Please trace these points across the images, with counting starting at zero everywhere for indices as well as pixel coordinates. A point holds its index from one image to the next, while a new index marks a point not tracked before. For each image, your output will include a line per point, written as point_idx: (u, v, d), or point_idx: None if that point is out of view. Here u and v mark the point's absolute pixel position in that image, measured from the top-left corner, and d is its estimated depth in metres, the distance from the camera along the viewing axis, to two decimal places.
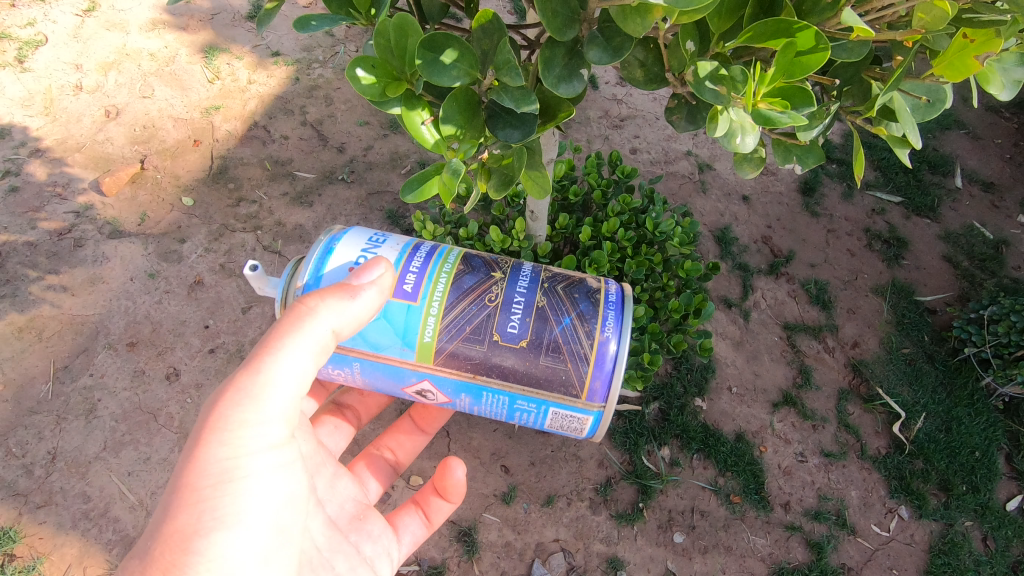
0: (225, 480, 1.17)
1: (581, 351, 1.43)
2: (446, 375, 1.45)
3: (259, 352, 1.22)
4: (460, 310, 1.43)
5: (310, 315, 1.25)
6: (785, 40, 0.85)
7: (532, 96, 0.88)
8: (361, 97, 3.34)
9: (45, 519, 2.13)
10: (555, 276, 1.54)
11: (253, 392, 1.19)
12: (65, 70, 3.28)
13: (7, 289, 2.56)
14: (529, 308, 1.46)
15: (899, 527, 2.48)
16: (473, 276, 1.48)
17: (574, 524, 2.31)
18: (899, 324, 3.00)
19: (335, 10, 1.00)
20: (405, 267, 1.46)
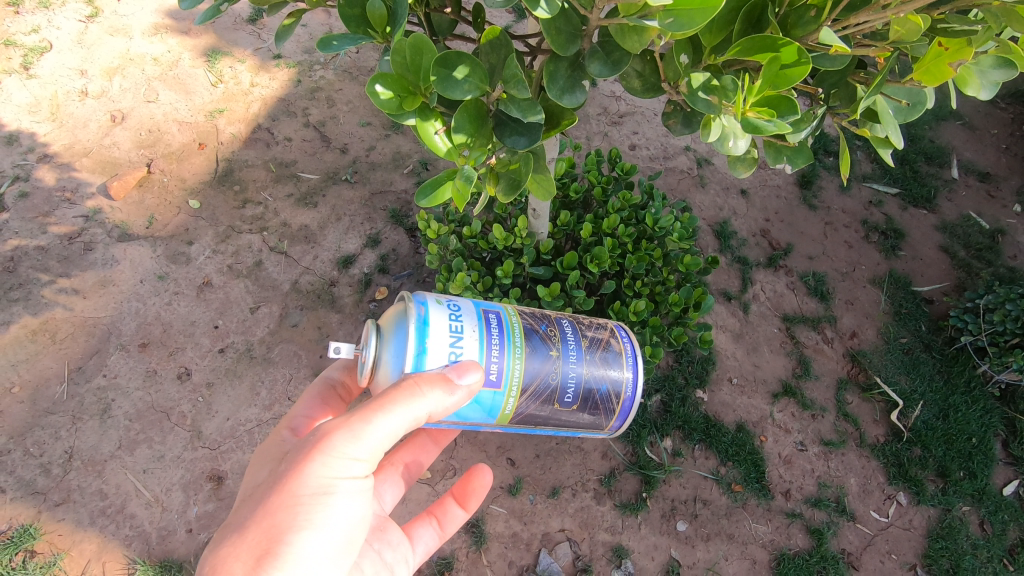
0: (318, 499, 1.20)
1: (611, 404, 1.60)
2: (514, 428, 1.57)
3: (373, 404, 1.24)
4: (534, 386, 1.48)
5: (420, 394, 1.25)
6: (771, 55, 0.90)
7: (539, 107, 0.93)
8: (363, 98, 3.39)
9: (64, 516, 2.19)
10: (590, 336, 1.60)
11: (359, 432, 1.23)
12: (71, 76, 3.33)
13: (19, 293, 2.61)
14: (580, 373, 1.54)
15: (898, 512, 2.53)
16: (539, 351, 1.49)
17: (579, 514, 2.37)
18: (897, 314, 3.05)
19: (353, 29, 1.05)
20: (488, 353, 1.41)
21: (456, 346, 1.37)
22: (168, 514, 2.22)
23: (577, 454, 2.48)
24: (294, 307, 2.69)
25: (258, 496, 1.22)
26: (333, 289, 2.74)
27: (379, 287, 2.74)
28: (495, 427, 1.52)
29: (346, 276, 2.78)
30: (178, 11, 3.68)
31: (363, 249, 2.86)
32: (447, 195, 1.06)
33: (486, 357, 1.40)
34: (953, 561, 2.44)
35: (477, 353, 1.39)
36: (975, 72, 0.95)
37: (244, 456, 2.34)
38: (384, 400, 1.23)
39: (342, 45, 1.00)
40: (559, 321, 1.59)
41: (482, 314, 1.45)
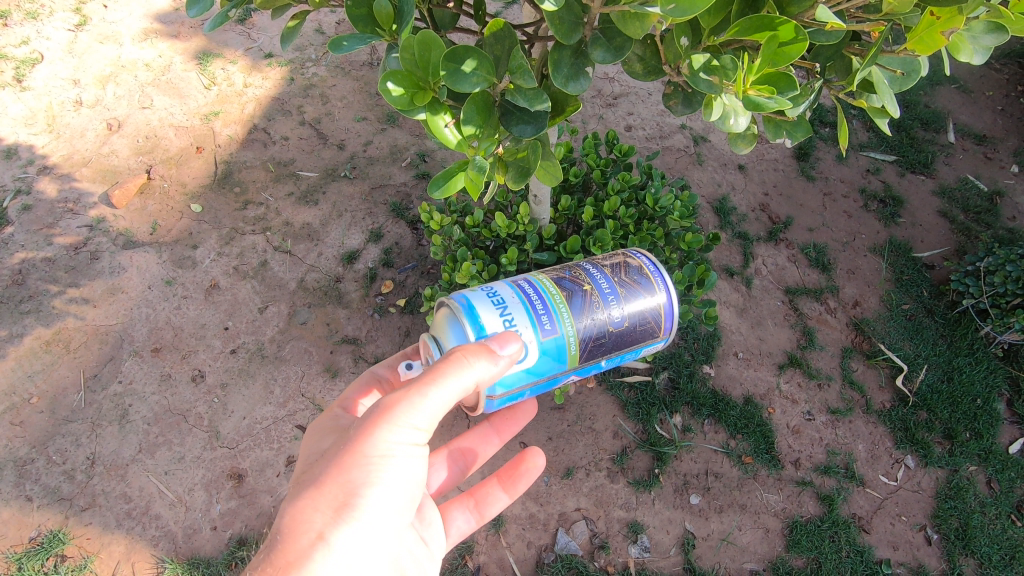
0: (383, 460, 1.29)
1: (655, 309, 1.62)
2: (585, 369, 1.58)
3: (428, 377, 1.29)
4: (588, 320, 1.52)
5: (467, 367, 1.29)
6: (769, 34, 0.91)
7: (544, 95, 0.94)
8: (357, 93, 3.39)
9: (91, 520, 2.23)
10: (609, 266, 1.65)
11: (418, 400, 1.29)
12: (64, 86, 3.33)
13: (30, 305, 2.64)
14: (617, 295, 1.58)
15: (906, 475, 2.58)
16: (576, 291, 1.54)
17: (594, 493, 2.41)
18: (898, 281, 3.07)
19: (361, 29, 1.06)
20: (531, 309, 1.47)
21: (504, 317, 1.43)
22: (193, 513, 2.26)
23: (588, 435, 2.53)
24: (301, 305, 2.71)
25: (328, 456, 1.32)
26: (339, 285, 2.77)
27: (385, 281, 2.77)
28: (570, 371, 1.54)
29: (351, 271, 2.80)
30: (166, 14, 3.67)
31: (366, 244, 2.88)
32: (460, 185, 1.08)
33: (533, 311, 1.46)
34: (962, 520, 2.48)
35: (525, 317, 1.45)
36: (967, 39, 0.97)
37: (262, 453, 2.39)
38: (439, 372, 1.29)
39: (353, 45, 1.01)
40: (583, 265, 1.65)
41: (515, 284, 1.52)
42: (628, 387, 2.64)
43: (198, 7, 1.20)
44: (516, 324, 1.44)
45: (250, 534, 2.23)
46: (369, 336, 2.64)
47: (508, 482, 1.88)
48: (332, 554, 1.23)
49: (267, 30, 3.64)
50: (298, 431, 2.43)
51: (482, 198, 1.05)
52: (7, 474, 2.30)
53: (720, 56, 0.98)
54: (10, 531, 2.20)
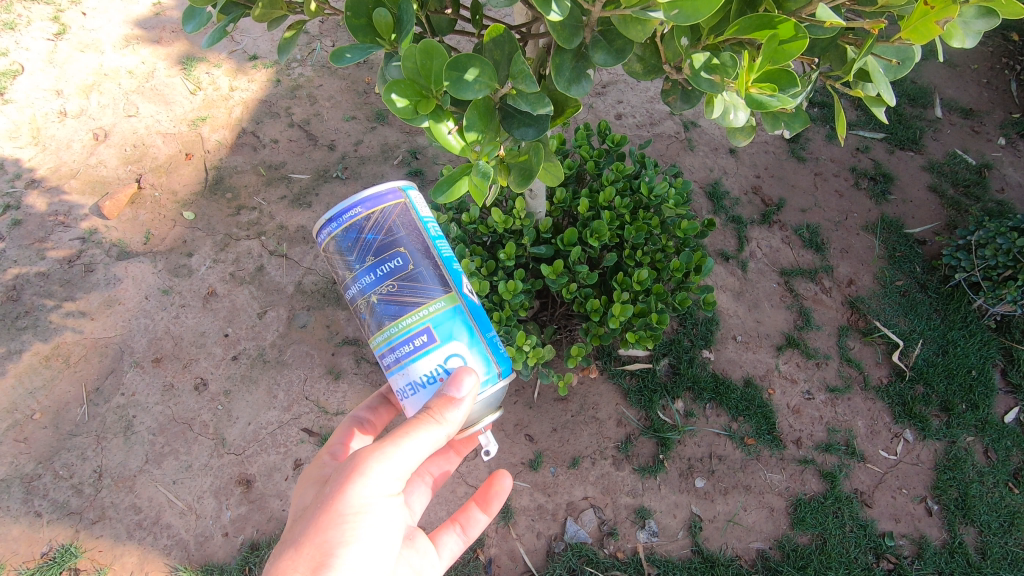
0: (356, 518, 1.27)
1: (377, 216, 1.36)
2: (454, 274, 1.42)
3: (399, 429, 1.29)
4: (430, 283, 1.36)
5: (437, 422, 1.28)
6: (769, 32, 0.92)
7: (547, 99, 0.96)
8: (345, 92, 3.38)
9: (101, 533, 2.23)
10: (359, 264, 1.36)
11: (390, 451, 1.28)
12: (47, 98, 3.28)
13: (27, 321, 2.62)
14: (381, 251, 1.35)
15: (905, 449, 2.62)
16: (385, 306, 1.35)
17: (601, 481, 2.44)
18: (891, 257, 3.11)
19: (361, 39, 1.06)
20: (421, 349, 1.34)
21: (443, 358, 1.35)
22: (203, 520, 2.27)
23: (592, 424, 2.55)
24: (300, 308, 2.71)
25: (306, 516, 1.30)
26: (337, 287, 2.77)
27: None
28: (462, 301, 1.39)
29: None
30: (146, 19, 3.62)
31: None
32: (464, 190, 1.07)
33: (425, 344, 1.34)
34: (961, 490, 2.53)
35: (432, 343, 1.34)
36: (958, 25, 0.98)
37: (270, 457, 2.40)
38: (422, 420, 1.28)
39: (356, 56, 1.01)
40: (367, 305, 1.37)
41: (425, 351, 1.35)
42: (630, 374, 2.66)
43: (194, 21, 1.18)
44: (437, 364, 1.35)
45: (262, 539, 2.24)
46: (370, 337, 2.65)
47: (484, 501, 1.85)
48: None
49: (250, 33, 3.60)
50: (304, 434, 2.44)
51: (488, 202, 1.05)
52: (14, 491, 2.29)
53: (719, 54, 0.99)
54: (21, 548, 2.19)
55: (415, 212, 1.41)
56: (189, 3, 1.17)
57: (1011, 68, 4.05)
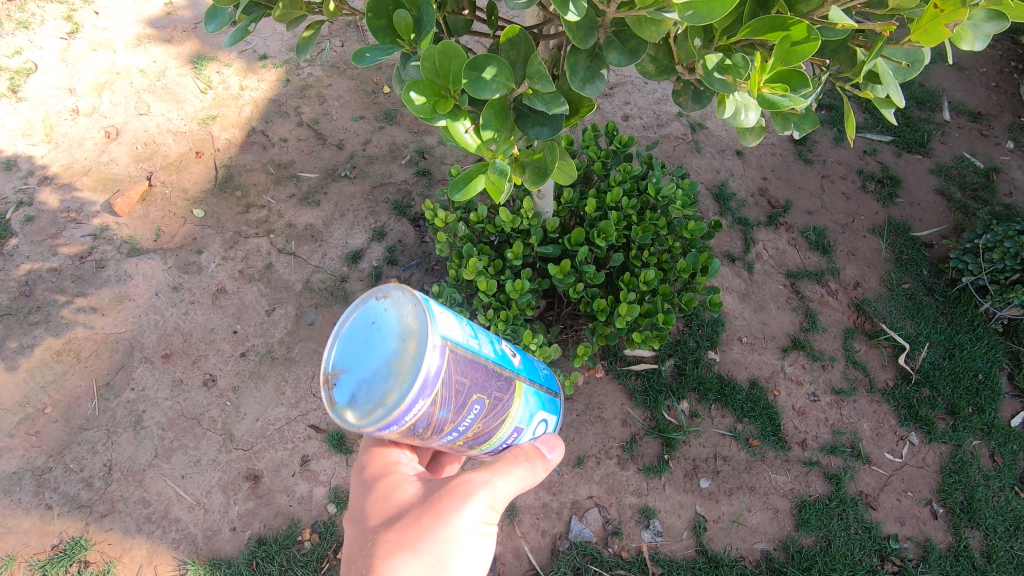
0: (458, 541, 1.19)
1: (441, 389, 1.04)
2: (508, 356, 1.28)
3: (511, 459, 1.29)
4: (504, 392, 1.23)
5: (536, 466, 1.33)
6: (781, 33, 0.93)
7: (562, 99, 0.96)
8: (354, 92, 3.40)
9: (111, 526, 2.26)
10: (437, 432, 1.12)
11: (498, 482, 1.25)
12: (60, 96, 3.32)
13: (39, 316, 2.65)
14: (466, 406, 1.12)
15: (911, 452, 2.62)
16: (483, 434, 1.23)
17: (605, 480, 2.45)
18: (898, 260, 3.11)
19: (381, 40, 1.08)
20: (512, 443, 1.35)
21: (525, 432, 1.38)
22: (211, 515, 2.30)
23: (598, 424, 2.56)
24: (308, 305, 2.74)
25: (412, 518, 1.20)
26: (345, 285, 2.79)
27: (389, 279, 2.79)
28: (526, 383, 1.31)
29: (356, 271, 2.82)
30: (158, 19, 3.66)
31: (369, 243, 2.90)
32: (480, 188, 1.08)
33: (515, 431, 1.33)
34: (967, 493, 2.53)
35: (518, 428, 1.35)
36: (968, 28, 0.99)
37: (277, 453, 2.42)
38: (526, 462, 1.31)
39: (375, 56, 1.02)
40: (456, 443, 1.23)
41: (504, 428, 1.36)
42: (635, 374, 2.67)
43: (216, 21, 1.19)
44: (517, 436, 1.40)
45: (269, 534, 2.27)
46: None
47: None
48: None
49: (260, 32, 3.63)
50: (312, 430, 2.46)
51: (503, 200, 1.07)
52: (25, 484, 2.31)
53: (731, 55, 1.00)
54: (32, 540, 2.22)
55: (456, 334, 1.08)
56: (211, 3, 1.19)
57: (1020, 72, 4.04)
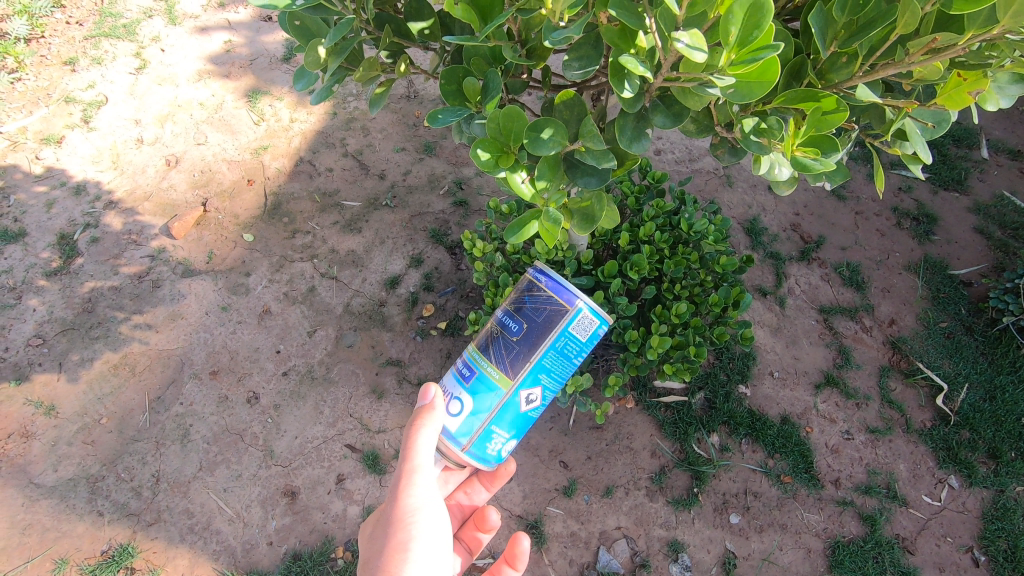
0: (415, 513, 1.59)
1: (517, 291, 1.76)
2: (525, 381, 1.64)
3: (409, 444, 1.60)
4: (489, 348, 1.71)
5: (426, 420, 1.61)
6: (814, 103, 1.05)
7: (611, 155, 1.04)
8: (396, 125, 3.57)
9: (157, 535, 2.37)
10: (497, 345, 1.69)
11: (416, 466, 1.58)
12: (127, 126, 3.57)
13: (100, 331, 2.82)
14: (519, 320, 1.69)
15: (950, 496, 2.56)
16: (483, 340, 1.74)
17: (634, 511, 2.45)
18: (935, 298, 3.07)
19: (452, 103, 1.18)
20: (460, 371, 1.71)
21: (440, 392, 1.69)
22: (250, 528, 2.39)
23: (627, 454, 2.57)
24: (348, 328, 2.85)
25: (378, 527, 1.61)
26: (383, 309, 2.90)
27: (426, 305, 2.89)
28: (505, 393, 1.63)
29: (394, 295, 2.94)
30: (218, 55, 3.91)
31: (407, 270, 3.01)
32: (533, 232, 1.17)
33: (459, 380, 1.68)
34: (1010, 542, 2.45)
35: (455, 380, 1.70)
36: (994, 90, 1.06)
37: (314, 471, 2.50)
38: (416, 428, 1.60)
39: (449, 117, 1.12)
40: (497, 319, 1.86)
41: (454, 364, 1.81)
42: (665, 406, 2.68)
43: (304, 81, 1.32)
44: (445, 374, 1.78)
45: (304, 550, 2.35)
46: (412, 359, 2.76)
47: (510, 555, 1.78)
48: (414, 561, 1.54)
49: None
50: (348, 449, 2.55)
51: (554, 245, 1.15)
52: (80, 490, 2.44)
53: (767, 119, 1.10)
54: (84, 545, 2.34)
55: (540, 301, 1.67)
56: (300, 65, 1.31)
57: None
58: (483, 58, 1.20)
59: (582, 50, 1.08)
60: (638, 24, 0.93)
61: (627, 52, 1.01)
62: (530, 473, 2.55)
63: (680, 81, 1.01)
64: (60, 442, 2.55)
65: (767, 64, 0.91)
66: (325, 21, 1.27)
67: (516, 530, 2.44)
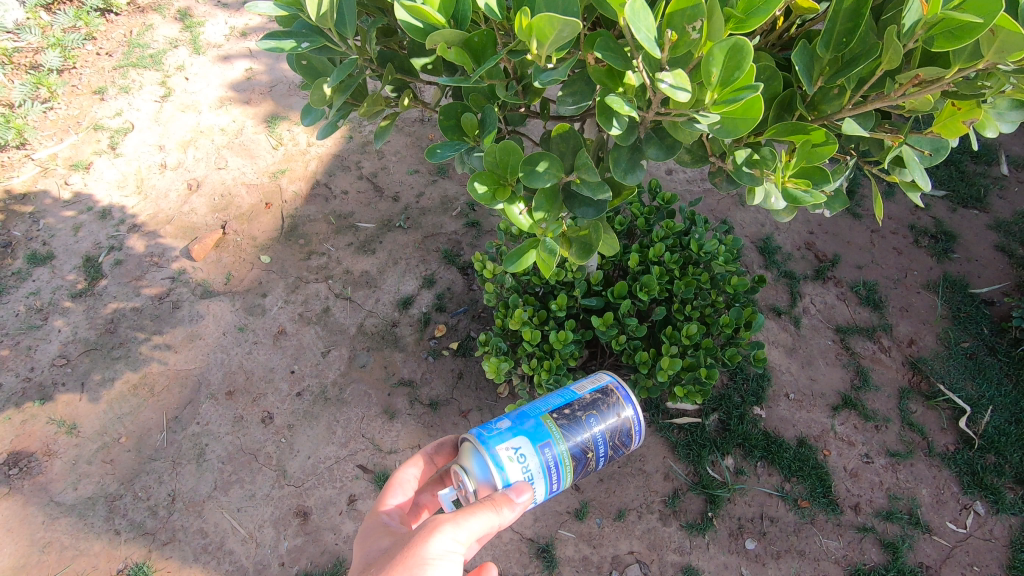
0: (431, 565, 1.29)
1: (616, 417, 1.70)
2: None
3: (471, 507, 1.36)
4: (580, 465, 1.61)
5: (499, 507, 1.38)
6: (804, 136, 1.11)
7: (606, 186, 1.07)
8: (410, 148, 3.64)
9: (171, 554, 2.39)
10: (584, 463, 1.63)
11: (466, 525, 1.34)
12: (151, 152, 3.69)
13: (121, 351, 2.89)
14: (608, 453, 1.68)
15: (976, 523, 2.48)
16: (580, 455, 1.60)
17: (647, 536, 2.41)
18: (956, 318, 3.01)
19: (451, 138, 1.23)
20: (549, 473, 1.54)
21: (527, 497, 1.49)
22: (263, 549, 2.40)
23: (639, 477, 2.54)
24: (361, 348, 2.88)
25: (388, 559, 1.33)
26: (395, 330, 2.93)
27: (437, 325, 2.92)
28: None
29: (406, 316, 2.97)
30: (239, 83, 4.04)
31: (420, 290, 3.05)
32: (532, 261, 1.20)
33: (546, 489, 1.55)
34: None
35: (541, 485, 1.54)
36: (993, 115, 1.10)
37: (326, 491, 2.52)
38: (490, 504, 1.38)
39: (447, 151, 1.16)
40: (588, 409, 1.66)
41: (538, 448, 1.52)
42: (678, 428, 2.65)
43: (311, 116, 1.36)
44: (530, 459, 1.50)
45: (315, 571, 2.35)
46: (424, 379, 2.78)
47: None
48: None
49: None
50: (360, 470, 2.56)
51: (552, 274, 1.17)
52: (98, 508, 2.49)
53: (760, 151, 1.16)
54: (100, 563, 2.37)
55: (623, 442, 1.73)
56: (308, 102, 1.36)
57: None
58: (481, 94, 1.24)
59: (575, 86, 1.13)
60: (623, 64, 0.99)
61: (615, 90, 1.06)
62: (542, 496, 2.53)
63: (670, 116, 1.05)
64: (80, 460, 2.60)
65: (750, 102, 0.94)
66: (330, 61, 1.33)
67: (526, 553, 2.41)
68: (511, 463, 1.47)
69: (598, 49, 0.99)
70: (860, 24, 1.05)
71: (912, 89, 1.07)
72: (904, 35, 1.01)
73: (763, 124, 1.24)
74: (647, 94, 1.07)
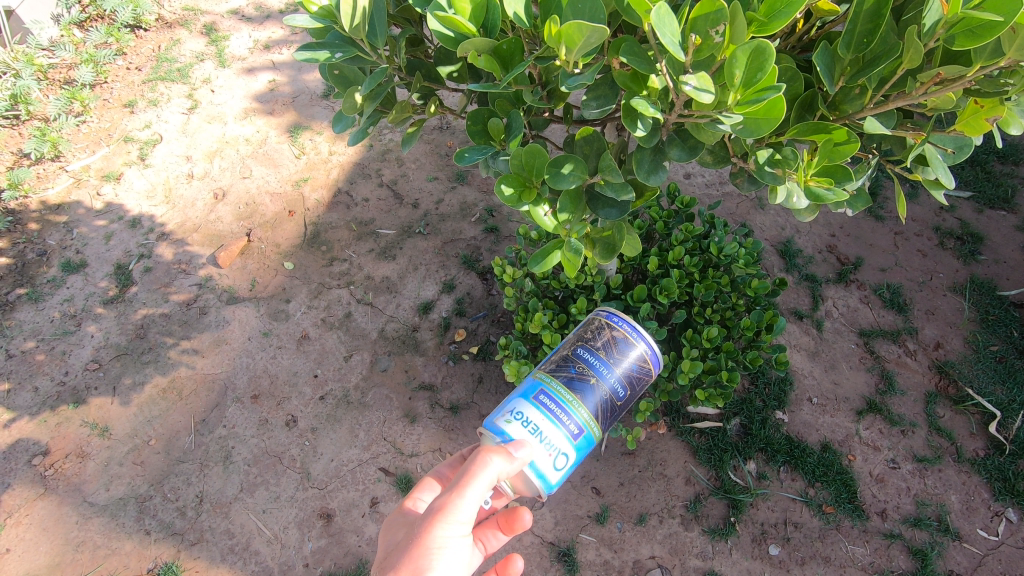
0: (440, 551, 1.40)
1: (611, 343, 1.74)
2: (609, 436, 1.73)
3: (460, 478, 1.41)
4: (598, 402, 1.63)
5: (487, 465, 1.40)
6: (825, 135, 1.13)
7: (630, 187, 1.08)
8: (429, 155, 3.69)
9: (199, 554, 2.45)
10: (602, 399, 1.65)
11: (461, 500, 1.40)
12: (179, 162, 3.80)
13: (150, 356, 2.97)
14: (623, 383, 1.71)
15: (1008, 530, 2.42)
16: (585, 388, 1.63)
17: (668, 540, 2.40)
18: (984, 320, 2.95)
19: (478, 142, 1.26)
20: (560, 421, 1.54)
21: (544, 445, 1.49)
22: (287, 550, 2.44)
23: (660, 481, 2.54)
24: (382, 353, 2.92)
25: (399, 548, 1.44)
26: (416, 334, 2.97)
27: (457, 330, 2.95)
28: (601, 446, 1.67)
29: (426, 321, 3.00)
30: (263, 94, 4.13)
31: (439, 295, 3.08)
32: (557, 261, 1.22)
33: (569, 434, 1.54)
34: None
35: (564, 438, 1.53)
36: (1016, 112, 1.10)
37: (349, 494, 2.56)
38: (477, 467, 1.40)
39: (474, 154, 1.19)
40: (578, 352, 1.72)
41: (538, 400, 1.56)
42: (699, 432, 2.63)
43: (341, 123, 1.40)
44: (532, 415, 1.53)
45: (339, 572, 2.39)
46: (444, 383, 2.81)
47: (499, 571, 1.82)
48: None
49: None
50: (381, 473, 2.60)
51: (577, 274, 1.19)
52: (129, 509, 2.56)
53: (782, 150, 1.17)
54: (131, 562, 2.43)
55: (635, 367, 1.75)
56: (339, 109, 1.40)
57: None
58: (506, 100, 1.27)
59: (600, 90, 1.16)
60: (648, 68, 1.01)
61: (640, 93, 1.09)
62: (562, 499, 2.53)
63: (693, 118, 1.07)
64: (112, 462, 2.67)
65: (772, 102, 0.96)
66: (361, 70, 1.35)
67: (547, 557, 2.41)
68: (509, 425, 1.52)
69: (624, 54, 1.01)
70: (881, 25, 1.05)
71: (933, 87, 1.08)
72: (924, 35, 1.01)
73: (784, 126, 1.27)
74: (670, 96, 1.09)
